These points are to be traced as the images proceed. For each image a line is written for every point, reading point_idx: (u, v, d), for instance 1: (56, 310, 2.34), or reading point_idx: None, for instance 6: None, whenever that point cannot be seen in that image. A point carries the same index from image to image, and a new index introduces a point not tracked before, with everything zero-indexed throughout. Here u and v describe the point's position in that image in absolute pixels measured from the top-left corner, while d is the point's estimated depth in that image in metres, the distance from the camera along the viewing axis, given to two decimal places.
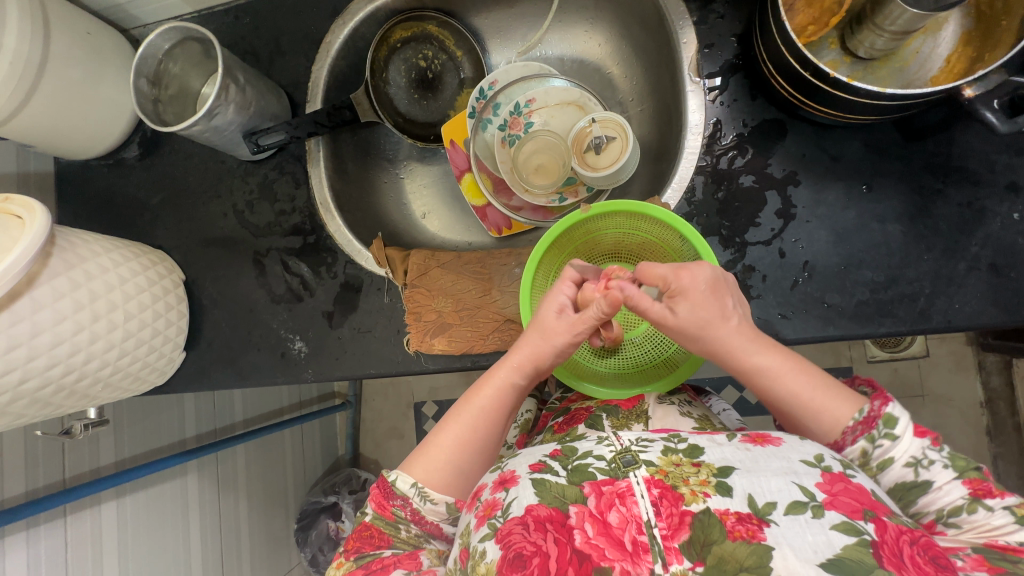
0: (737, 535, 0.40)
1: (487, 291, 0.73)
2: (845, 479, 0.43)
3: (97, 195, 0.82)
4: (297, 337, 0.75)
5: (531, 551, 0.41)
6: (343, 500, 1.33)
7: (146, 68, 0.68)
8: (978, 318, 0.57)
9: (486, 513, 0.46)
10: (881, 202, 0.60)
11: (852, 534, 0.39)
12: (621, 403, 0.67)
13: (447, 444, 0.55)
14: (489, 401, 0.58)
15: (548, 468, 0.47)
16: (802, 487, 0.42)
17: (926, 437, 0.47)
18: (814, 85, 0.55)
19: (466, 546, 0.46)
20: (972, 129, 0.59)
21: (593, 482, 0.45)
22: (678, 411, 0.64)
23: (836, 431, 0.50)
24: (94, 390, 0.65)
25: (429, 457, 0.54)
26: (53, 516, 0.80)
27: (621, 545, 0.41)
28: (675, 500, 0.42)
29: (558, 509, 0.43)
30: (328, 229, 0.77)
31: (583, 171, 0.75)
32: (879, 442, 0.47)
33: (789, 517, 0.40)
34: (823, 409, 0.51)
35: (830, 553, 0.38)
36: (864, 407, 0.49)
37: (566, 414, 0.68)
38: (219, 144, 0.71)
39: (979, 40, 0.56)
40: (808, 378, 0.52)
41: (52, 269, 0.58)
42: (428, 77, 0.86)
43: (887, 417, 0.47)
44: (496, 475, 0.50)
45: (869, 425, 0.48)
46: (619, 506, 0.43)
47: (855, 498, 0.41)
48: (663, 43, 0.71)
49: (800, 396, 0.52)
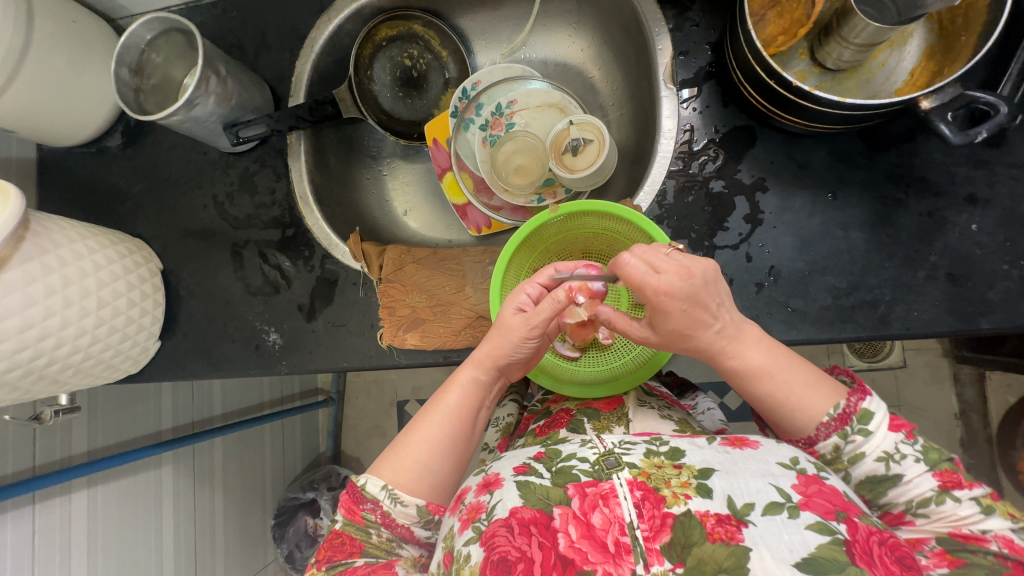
0: (716, 537, 0.40)
1: (461, 287, 0.75)
2: (819, 480, 0.44)
3: (77, 182, 0.82)
4: (272, 329, 0.76)
5: (515, 557, 0.41)
6: (321, 497, 1.33)
7: (128, 58, 0.69)
8: (936, 326, 0.59)
9: (470, 516, 0.46)
10: (845, 210, 0.62)
11: (826, 534, 0.39)
12: (600, 405, 0.67)
13: (416, 444, 0.56)
14: (457, 399, 0.59)
15: (532, 470, 0.48)
16: (779, 488, 0.42)
17: (900, 431, 0.49)
18: (779, 94, 0.56)
19: (449, 550, 0.46)
20: (933, 141, 0.60)
21: (577, 484, 0.45)
22: (658, 415, 0.63)
23: (810, 426, 0.51)
24: (65, 375, 0.65)
25: (400, 458, 0.55)
26: (22, 503, 0.79)
27: (604, 547, 0.41)
28: (657, 502, 0.43)
29: (542, 511, 0.44)
30: (306, 222, 0.78)
31: (561, 172, 0.77)
32: (852, 437, 0.50)
33: (766, 517, 0.41)
34: (798, 408, 0.52)
35: (805, 552, 0.38)
36: (839, 403, 0.50)
37: (547, 417, 0.69)
38: (200, 135, 0.72)
39: (941, 54, 0.57)
40: (784, 378, 0.53)
41: (24, 253, 0.58)
42: (413, 76, 0.87)
43: (862, 412, 0.49)
44: (480, 479, 0.50)
45: (843, 421, 0.50)
46: (602, 508, 0.43)
47: (828, 499, 0.42)
48: (641, 49, 0.73)
49: (778, 396, 0.53)
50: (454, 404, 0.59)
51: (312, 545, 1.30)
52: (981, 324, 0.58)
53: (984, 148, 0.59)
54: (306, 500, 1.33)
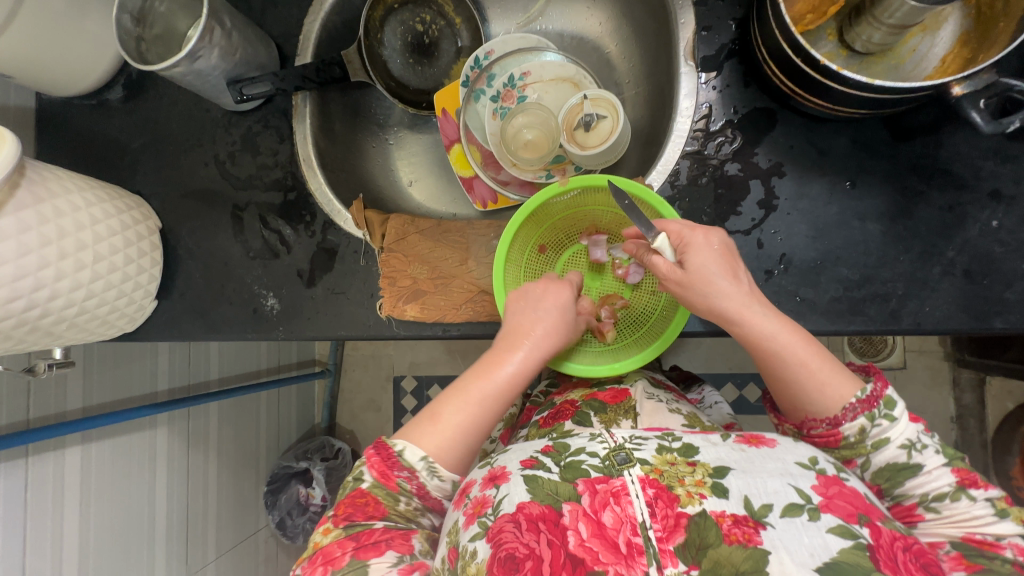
0: (733, 539, 0.39)
1: (464, 260, 0.74)
2: (840, 482, 0.43)
3: (75, 134, 0.80)
4: (270, 294, 0.75)
5: (523, 554, 0.40)
6: (315, 467, 1.32)
7: (131, 5, 0.65)
8: (948, 323, 0.58)
9: (475, 511, 0.45)
10: (863, 200, 0.60)
11: (847, 538, 0.38)
12: (607, 397, 0.65)
13: (461, 419, 0.55)
14: (511, 376, 0.59)
15: (540, 464, 0.47)
16: (799, 489, 0.41)
17: (919, 423, 0.49)
18: (806, 73, 0.54)
19: (454, 545, 0.45)
20: (959, 132, 0.58)
21: (587, 480, 0.44)
22: (666, 409, 0.62)
23: (836, 406, 0.49)
24: (60, 328, 0.64)
25: (443, 431, 0.54)
26: (15, 456, 0.78)
27: (615, 548, 0.40)
28: (670, 501, 0.41)
29: (551, 507, 0.43)
30: (310, 186, 0.76)
31: (572, 149, 0.74)
32: (879, 421, 0.48)
33: (785, 519, 0.40)
34: (827, 384, 0.50)
35: (827, 556, 0.37)
36: (867, 386, 0.49)
37: (551, 409, 0.68)
38: (203, 90, 0.70)
39: (977, 40, 0.55)
40: (814, 354, 0.51)
41: (18, 201, 0.56)
42: (424, 42, 0.84)
43: (887, 398, 0.48)
44: (486, 472, 0.49)
45: (870, 403, 0.48)
46: (613, 506, 0.42)
47: (849, 502, 0.41)
48: (663, 23, 0.70)
49: (807, 366, 0.51)
50: (506, 378, 0.58)
51: (303, 514, 1.31)
52: (993, 323, 0.57)
53: (1012, 142, 0.58)
54: (299, 469, 1.33)
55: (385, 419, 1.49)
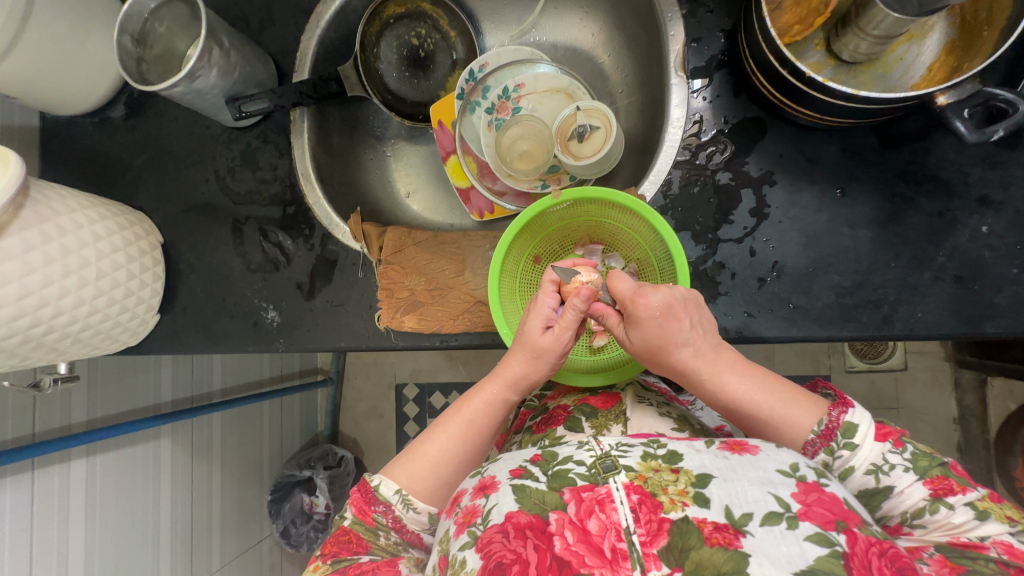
0: (714, 542, 0.40)
1: (460, 271, 0.74)
2: (819, 488, 0.43)
3: (78, 153, 0.82)
4: (270, 307, 0.76)
5: (510, 560, 0.41)
6: (317, 474, 1.34)
7: (130, 27, 0.68)
8: (940, 328, 0.58)
9: (465, 520, 0.46)
10: (853, 207, 0.61)
11: (824, 545, 0.39)
12: (598, 403, 0.66)
13: (434, 452, 0.57)
14: (479, 414, 0.60)
15: (528, 473, 0.47)
16: (778, 498, 0.42)
17: (887, 441, 0.49)
18: (792, 84, 0.54)
19: (444, 554, 0.46)
20: (947, 139, 0.59)
21: (574, 488, 0.44)
22: (655, 413, 0.63)
23: (796, 443, 0.52)
24: (64, 344, 0.65)
25: (416, 462, 0.56)
26: (21, 469, 0.79)
27: (600, 552, 0.40)
28: (654, 507, 0.42)
29: (538, 516, 0.43)
30: (308, 200, 0.77)
31: (567, 159, 0.75)
32: (839, 453, 0.50)
33: (764, 528, 0.40)
34: (785, 420, 0.53)
35: (803, 564, 0.38)
36: (822, 418, 0.51)
37: (544, 414, 0.69)
38: (202, 108, 0.71)
39: (962, 48, 0.56)
40: (769, 397, 0.54)
41: (23, 221, 0.57)
42: (420, 56, 0.85)
43: (846, 426, 0.50)
44: (476, 481, 0.49)
45: (828, 437, 0.50)
46: (598, 514, 0.42)
47: (827, 508, 0.41)
48: (654, 36, 0.71)
49: (759, 414, 0.54)
50: (475, 420, 0.59)
51: (307, 522, 1.32)
52: (985, 327, 0.57)
53: (999, 148, 0.58)
54: (303, 477, 1.34)
55: (387, 427, 1.49)
